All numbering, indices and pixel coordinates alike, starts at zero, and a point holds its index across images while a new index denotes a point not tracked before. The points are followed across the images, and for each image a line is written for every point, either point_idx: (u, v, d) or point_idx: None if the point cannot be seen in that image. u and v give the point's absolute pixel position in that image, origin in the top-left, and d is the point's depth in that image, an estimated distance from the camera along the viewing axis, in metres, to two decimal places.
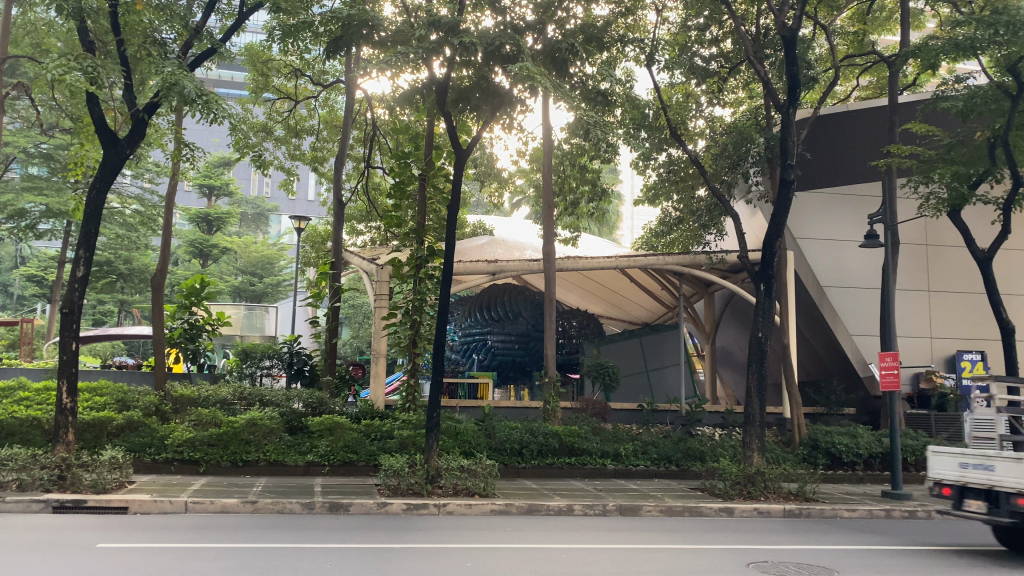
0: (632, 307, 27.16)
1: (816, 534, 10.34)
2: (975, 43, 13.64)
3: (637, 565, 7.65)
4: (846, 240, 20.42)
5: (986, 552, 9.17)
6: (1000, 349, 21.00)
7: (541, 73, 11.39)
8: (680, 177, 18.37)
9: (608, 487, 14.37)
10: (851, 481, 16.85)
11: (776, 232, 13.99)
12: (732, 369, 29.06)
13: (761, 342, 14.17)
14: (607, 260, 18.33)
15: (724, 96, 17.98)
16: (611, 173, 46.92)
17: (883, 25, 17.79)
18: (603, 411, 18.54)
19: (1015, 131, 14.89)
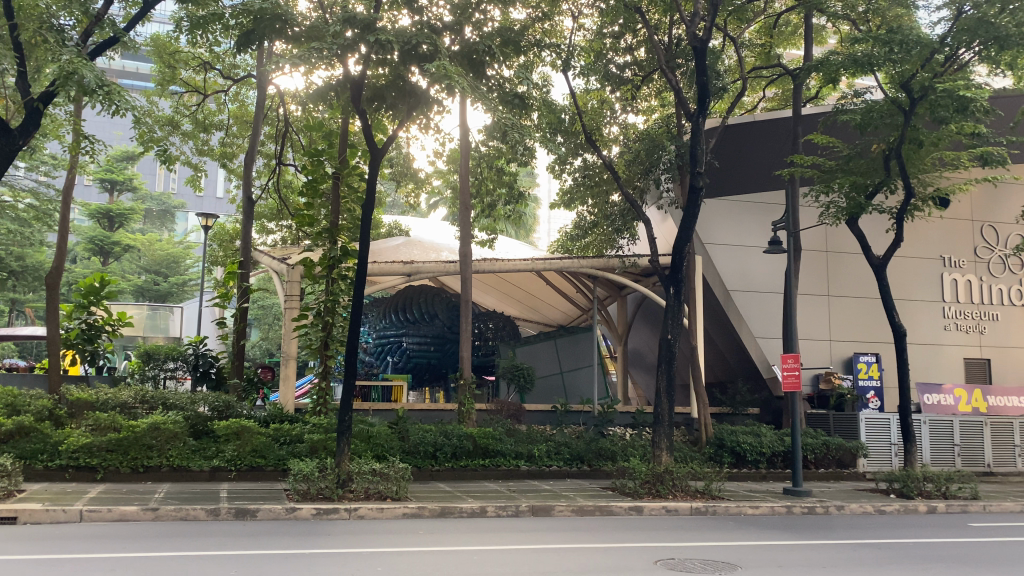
0: (548, 309, 27.34)
1: (720, 531, 10.64)
2: (872, 59, 14.33)
3: (549, 565, 7.71)
4: (751, 246, 21.15)
5: (877, 544, 9.64)
6: (893, 352, 22.07)
7: (458, 74, 11.44)
8: (594, 182, 18.74)
9: (521, 488, 14.46)
10: (755, 480, 17.44)
11: (685, 238, 14.34)
12: (643, 371, 29.62)
13: (670, 344, 14.48)
14: (523, 263, 18.39)
15: (637, 104, 18.27)
16: (528, 177, 47.39)
17: (788, 39, 18.48)
18: (517, 413, 18.61)
19: (908, 144, 15.60)
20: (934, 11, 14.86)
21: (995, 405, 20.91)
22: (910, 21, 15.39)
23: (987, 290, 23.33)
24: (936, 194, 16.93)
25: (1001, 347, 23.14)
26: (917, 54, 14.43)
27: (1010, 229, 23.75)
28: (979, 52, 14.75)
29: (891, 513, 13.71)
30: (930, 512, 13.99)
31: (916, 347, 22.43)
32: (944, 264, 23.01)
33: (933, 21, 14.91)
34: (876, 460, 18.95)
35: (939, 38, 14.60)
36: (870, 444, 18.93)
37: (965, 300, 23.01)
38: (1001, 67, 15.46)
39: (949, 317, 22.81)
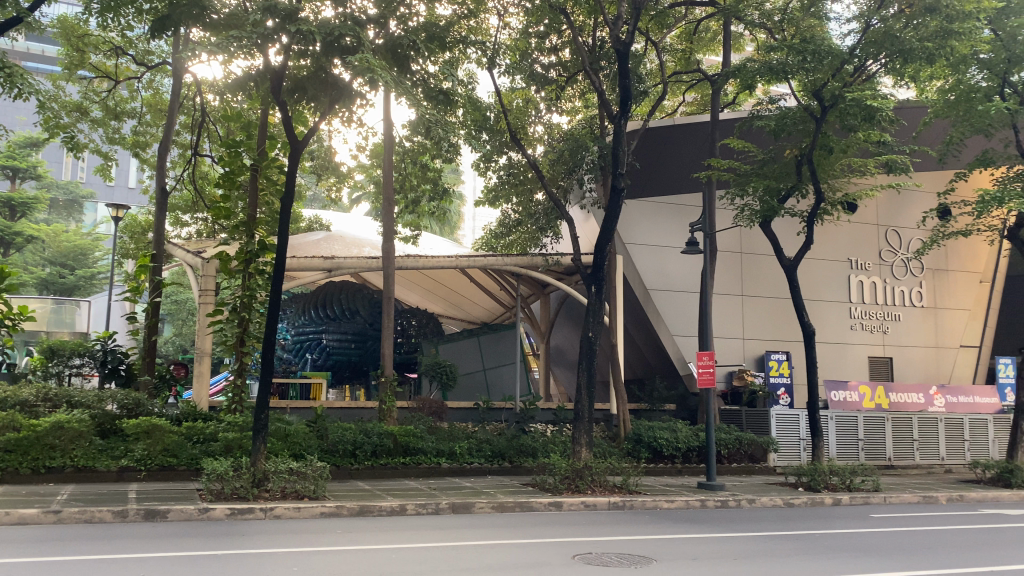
0: (471, 306, 27.35)
1: (636, 524, 10.85)
2: (786, 67, 14.81)
3: (467, 561, 7.71)
4: (670, 246, 21.63)
5: (785, 536, 10.00)
6: (802, 350, 22.90)
7: (381, 68, 11.35)
8: (519, 180, 18.86)
9: (442, 486, 14.41)
10: (671, 475, 17.85)
11: (606, 237, 14.55)
12: (565, 368, 29.96)
13: (591, 342, 14.66)
14: (447, 261, 18.28)
15: (562, 104, 18.41)
16: (452, 174, 47.42)
17: (708, 46, 19.01)
18: (439, 410, 18.56)
19: (819, 150, 16.23)
20: (844, 23, 15.48)
21: (896, 402, 21.27)
22: (822, 31, 15.99)
23: (891, 291, 24.44)
24: (844, 199, 17.63)
25: (902, 346, 24.29)
26: (828, 64, 15.01)
27: (912, 233, 24.96)
28: (885, 65, 15.44)
29: (799, 506, 14.23)
30: (835, 504, 14.58)
31: (824, 346, 23.32)
32: (851, 266, 24.01)
33: (843, 33, 15.53)
34: (786, 455, 19.61)
35: (848, 50, 15.22)
36: (780, 439, 19.57)
37: (870, 301, 24.07)
38: (905, 80, 16.23)
39: (855, 317, 23.80)
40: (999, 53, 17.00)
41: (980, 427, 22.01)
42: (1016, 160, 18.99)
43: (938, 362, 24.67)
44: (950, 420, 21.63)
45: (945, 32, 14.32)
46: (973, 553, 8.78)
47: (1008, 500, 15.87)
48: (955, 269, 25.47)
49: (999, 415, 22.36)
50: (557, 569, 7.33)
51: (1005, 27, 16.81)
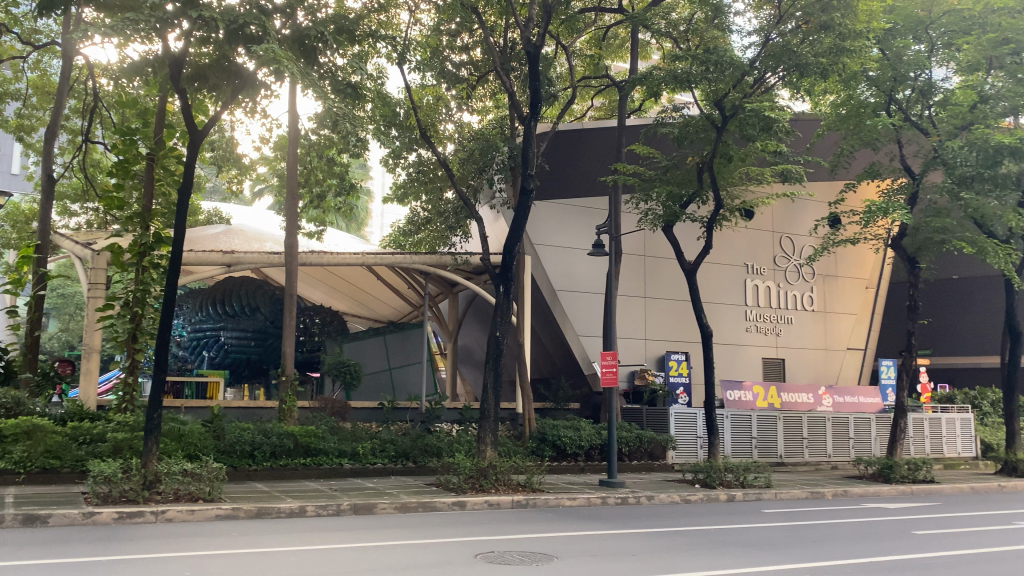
0: (377, 304, 27.10)
1: (539, 523, 10.93)
2: (690, 77, 15.20)
3: (368, 562, 7.59)
4: (577, 248, 21.93)
5: (681, 532, 10.27)
6: (701, 351, 23.63)
7: (288, 59, 11.11)
8: (428, 178, 18.61)
9: (344, 486, 14.17)
10: (573, 472, 18.07)
11: (515, 238, 14.60)
12: (472, 368, 29.98)
13: (499, 342, 14.69)
14: (353, 258, 17.95)
15: (472, 103, 18.41)
16: (360, 168, 46.73)
17: (615, 52, 19.43)
18: (342, 410, 18.25)
19: (719, 158, 16.83)
20: (746, 36, 16.05)
21: (788, 402, 22.17)
22: (725, 43, 16.54)
23: (784, 295, 25.48)
24: (742, 207, 18.28)
25: (794, 348, 25.38)
26: (730, 75, 15.50)
27: (805, 241, 26.11)
28: (783, 78, 16.07)
29: (695, 502, 14.66)
30: (730, 500, 15.08)
31: (722, 347, 24.12)
32: (748, 271, 24.92)
33: (744, 45, 16.11)
34: (684, 452, 20.17)
35: (749, 62, 15.78)
36: (678, 438, 20.12)
37: (765, 304, 25.04)
38: (800, 93, 16.92)
39: (751, 319, 24.74)
40: (886, 71, 17.95)
41: (864, 425, 23.22)
42: (900, 174, 20.13)
43: (826, 364, 25.90)
44: (837, 419, 22.72)
45: (838, 49, 15.04)
46: (856, 545, 9.24)
47: (887, 494, 16.79)
48: (844, 275, 26.80)
49: (881, 414, 23.65)
50: (460, 569, 7.30)
51: (893, 46, 17.71)
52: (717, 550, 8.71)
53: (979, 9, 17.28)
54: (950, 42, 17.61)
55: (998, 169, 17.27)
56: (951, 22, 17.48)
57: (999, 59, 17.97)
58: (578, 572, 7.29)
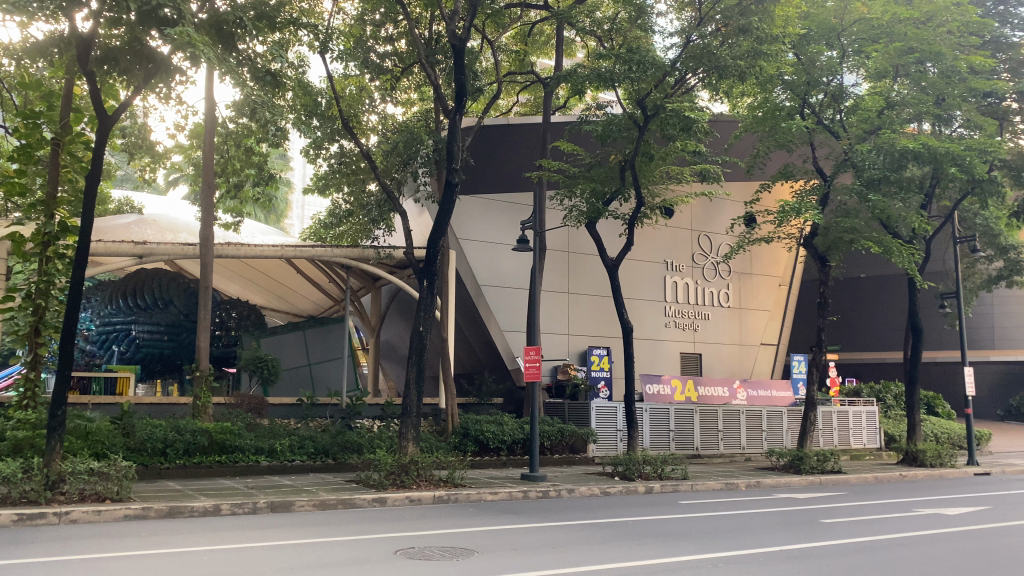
0: (297, 298, 26.61)
1: (461, 518, 10.91)
2: (613, 75, 15.38)
3: (285, 561, 7.43)
4: (502, 243, 21.93)
5: (601, 524, 10.40)
6: (622, 346, 24.02)
7: (204, 43, 10.80)
8: (351, 170, 18.19)
9: (260, 484, 13.85)
10: (495, 467, 18.05)
11: (439, 232, 14.50)
12: (394, 362, 29.75)
13: (421, 336, 14.55)
14: (272, 250, 17.51)
15: (396, 95, 18.18)
16: (281, 158, 45.70)
17: (541, 48, 19.49)
18: (259, 406, 17.86)
19: (641, 157, 17.08)
20: (667, 37, 16.33)
21: (705, 395, 23.00)
22: (646, 43, 16.78)
23: (702, 292, 26.10)
24: (662, 205, 18.63)
25: (711, 343, 26.06)
26: (651, 76, 15.71)
27: (722, 239, 26.78)
28: (702, 79, 16.43)
29: (614, 494, 14.89)
30: (648, 492, 15.38)
31: (641, 342, 24.56)
32: (668, 268, 25.43)
33: (666, 46, 16.38)
34: (604, 446, 20.47)
35: (670, 62, 16.03)
36: (599, 432, 20.38)
37: (683, 300, 25.62)
38: (719, 94, 17.32)
39: (670, 315, 25.26)
40: (801, 75, 18.59)
41: (776, 418, 24.01)
42: (812, 175, 20.82)
43: (741, 359, 26.67)
44: (751, 412, 23.43)
45: (755, 52, 15.57)
46: (767, 534, 9.55)
47: (797, 485, 17.40)
48: (759, 273, 27.57)
49: (792, 406, 24.49)
50: (379, 566, 7.23)
51: (806, 52, 18.45)
52: (635, 542, 8.86)
53: (887, 19, 17.91)
54: (860, 49, 18.34)
55: (903, 172, 18.02)
56: (861, 31, 18.17)
57: (903, 68, 18.57)
58: (498, 566, 7.29)
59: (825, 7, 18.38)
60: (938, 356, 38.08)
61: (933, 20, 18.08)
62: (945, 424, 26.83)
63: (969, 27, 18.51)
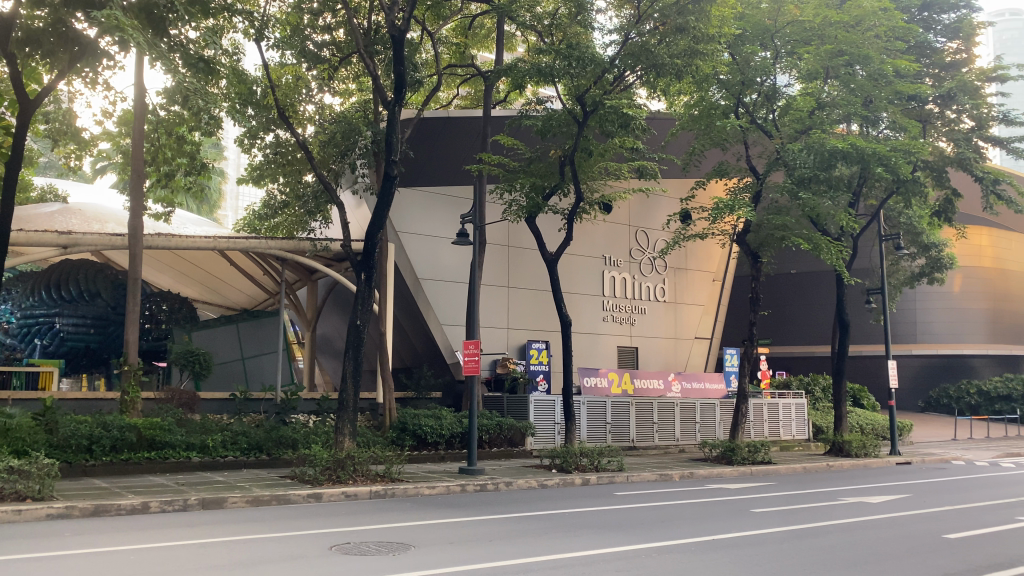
0: (230, 291, 26.03)
1: (398, 512, 10.85)
2: (552, 71, 15.43)
3: (217, 558, 7.26)
4: (442, 236, 21.86)
5: (537, 516, 10.47)
6: (560, 340, 24.17)
7: (133, 27, 10.52)
8: (286, 160, 17.87)
9: (191, 480, 13.53)
10: (432, 461, 17.98)
11: (378, 224, 14.34)
12: (331, 357, 29.36)
13: (359, 330, 14.40)
14: (204, 241, 17.08)
15: (334, 85, 17.90)
16: (214, 149, 44.60)
17: (482, 42, 19.41)
18: (191, 402, 17.44)
19: (580, 152, 17.21)
20: (607, 34, 16.47)
21: (641, 387, 23.23)
22: (586, 40, 16.91)
23: (639, 287, 26.44)
24: (600, 201, 18.78)
25: (647, 337, 26.46)
26: (590, 71, 15.82)
27: (659, 234, 27.16)
28: (641, 77, 16.62)
29: (552, 487, 14.99)
30: (584, 484, 15.53)
31: (579, 336, 24.80)
32: (606, 263, 25.69)
33: (605, 43, 16.54)
34: (542, 439, 20.59)
35: (609, 59, 16.23)
36: (537, 425, 20.50)
37: (620, 295, 25.92)
38: (657, 92, 17.55)
39: (607, 310, 25.56)
40: (736, 75, 18.95)
41: (709, 410, 24.52)
42: (746, 173, 21.28)
43: (676, 353, 27.15)
44: (685, 404, 23.86)
45: (691, 51, 15.84)
46: (699, 524, 9.75)
47: (729, 475, 17.80)
48: (694, 268, 28.06)
49: (724, 399, 25.08)
50: (312, 562, 7.12)
51: (741, 52, 18.85)
52: (571, 533, 8.93)
53: (818, 21, 18.44)
54: (793, 50, 18.86)
55: (832, 171, 18.53)
56: (794, 32, 18.65)
57: (833, 69, 19.08)
58: (435, 560, 7.27)
59: (760, 8, 18.79)
60: (864, 350, 39.37)
61: (862, 24, 18.63)
62: (869, 415, 27.80)
63: (896, 32, 19.10)
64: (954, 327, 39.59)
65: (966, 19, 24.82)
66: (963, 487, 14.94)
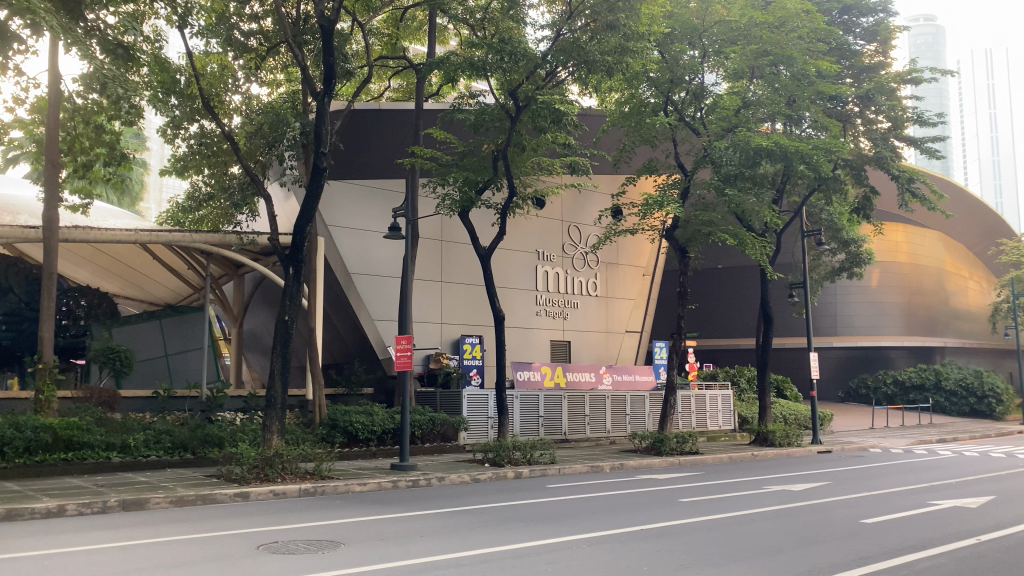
0: (152, 285, 25.24)
1: (328, 510, 10.70)
2: (485, 65, 15.38)
3: (139, 561, 7.03)
4: (373, 230, 21.63)
5: (469, 510, 10.47)
6: (493, 335, 24.20)
7: (45, 11, 10.20)
8: (211, 151, 17.34)
9: (112, 482, 13.09)
10: (363, 458, 17.78)
11: (307, 217, 14.09)
12: (259, 353, 28.78)
13: (287, 326, 14.13)
14: (124, 234, 16.52)
15: (262, 75, 17.48)
16: (135, 139, 43.18)
17: (413, 34, 19.25)
18: (111, 400, 16.88)
19: (513, 147, 17.26)
20: (539, 29, 16.54)
21: (573, 380, 23.69)
22: (518, 35, 16.95)
23: (570, 281, 26.66)
24: (533, 195, 18.84)
25: (579, 331, 26.72)
26: (523, 66, 15.83)
27: (590, 230, 27.42)
28: (572, 74, 16.71)
29: (484, 481, 15.02)
30: (516, 478, 15.60)
31: (512, 331, 24.87)
32: (539, 257, 25.80)
33: (537, 38, 16.61)
34: (475, 433, 20.59)
35: (541, 54, 16.29)
36: (471, 419, 20.51)
37: (553, 289, 26.09)
38: (589, 89, 17.70)
39: (540, 304, 25.69)
40: (664, 73, 19.31)
41: (639, 403, 24.91)
42: (674, 170, 21.66)
43: (607, 346, 27.49)
44: (616, 397, 24.19)
45: (622, 48, 16.03)
46: (629, 515, 9.90)
47: (658, 466, 18.14)
48: (625, 263, 28.43)
49: (653, 391, 25.55)
50: (238, 562, 6.97)
51: (670, 51, 19.20)
52: (505, 527, 8.96)
53: (744, 22, 18.80)
54: (720, 49, 19.30)
55: (757, 168, 19.00)
56: (721, 32, 19.02)
57: (759, 69, 19.59)
58: (364, 557, 7.20)
59: (688, 7, 19.05)
60: (787, 341, 40.59)
61: (785, 25, 19.05)
62: (792, 405, 28.69)
63: (817, 34, 19.64)
64: (872, 319, 41.14)
65: (884, 22, 25.71)
66: (879, 474, 15.53)
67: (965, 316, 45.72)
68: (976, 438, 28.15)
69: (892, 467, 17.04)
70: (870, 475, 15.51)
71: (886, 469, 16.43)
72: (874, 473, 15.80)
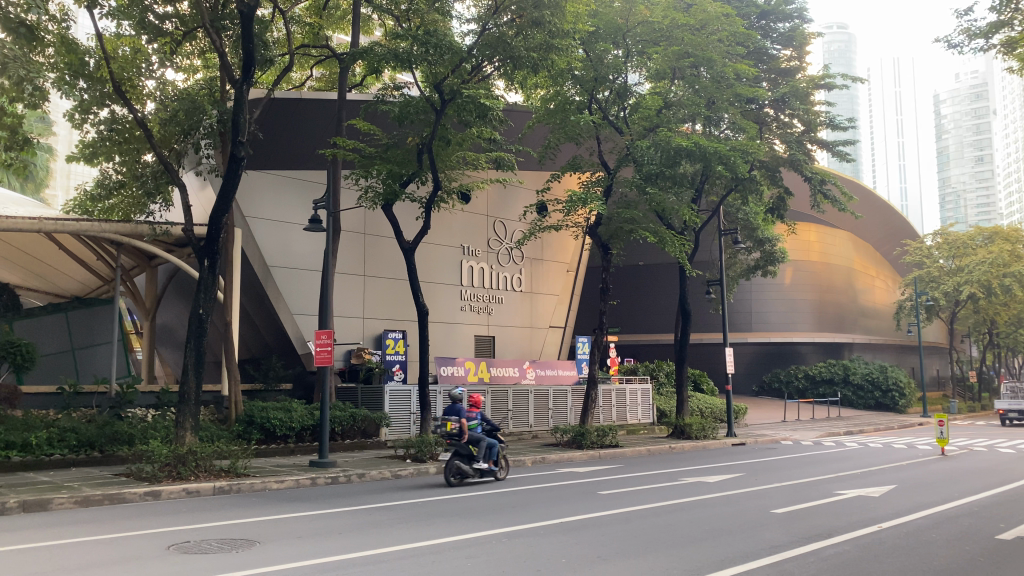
0: (58, 276, 24.15)
1: (244, 508, 10.45)
2: (410, 57, 15.18)
3: (43, 564, 6.71)
4: (293, 222, 21.20)
5: (391, 507, 10.37)
6: (416, 330, 24.06)
7: None
8: (123, 138, 16.61)
9: (11, 482, 12.46)
10: (281, 454, 17.43)
11: (223, 207, 13.70)
12: (173, 348, 27.91)
13: (202, 319, 13.71)
14: (25, 223, 15.69)
15: (177, 60, 16.84)
16: (39, 122, 41.11)
17: (336, 23, 18.89)
18: (10, 397, 16.06)
19: (437, 141, 17.14)
20: (465, 23, 16.48)
21: (497, 376, 23.57)
22: (444, 27, 16.85)
23: (495, 276, 26.70)
24: (458, 189, 18.76)
25: (503, 326, 26.80)
26: (448, 60, 15.72)
27: (516, 225, 27.50)
28: (498, 68, 16.70)
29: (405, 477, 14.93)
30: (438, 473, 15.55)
31: (436, 325, 24.74)
32: (463, 252, 25.75)
33: (463, 32, 16.54)
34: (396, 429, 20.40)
35: (467, 48, 16.20)
36: (392, 415, 20.33)
37: (477, 284, 26.08)
38: (515, 85, 17.73)
39: (464, 299, 25.64)
40: (589, 71, 19.50)
41: (562, 398, 25.15)
42: (597, 167, 21.89)
43: (530, 342, 27.66)
44: (538, 392, 24.34)
45: (547, 45, 16.09)
46: (550, 508, 10.00)
47: (579, 460, 18.35)
48: (549, 259, 28.65)
49: (575, 385, 25.85)
50: (149, 564, 6.72)
51: (594, 50, 19.32)
52: (427, 523, 8.91)
53: (666, 23, 19.02)
54: (643, 50, 19.52)
55: (677, 168, 19.36)
56: (644, 33, 19.24)
57: (680, 70, 20.03)
58: (282, 555, 7.05)
59: (612, 7, 19.18)
60: (704, 337, 41.60)
61: (706, 28, 19.39)
62: (709, 400, 29.45)
63: (736, 37, 20.08)
64: (787, 316, 42.50)
65: (799, 29, 26.57)
66: (790, 464, 16.07)
67: (872, 314, 47.78)
68: (879, 430, 29.52)
69: (801, 459, 17.65)
70: (783, 466, 16.01)
71: (797, 460, 17.01)
72: (785, 464, 16.32)
